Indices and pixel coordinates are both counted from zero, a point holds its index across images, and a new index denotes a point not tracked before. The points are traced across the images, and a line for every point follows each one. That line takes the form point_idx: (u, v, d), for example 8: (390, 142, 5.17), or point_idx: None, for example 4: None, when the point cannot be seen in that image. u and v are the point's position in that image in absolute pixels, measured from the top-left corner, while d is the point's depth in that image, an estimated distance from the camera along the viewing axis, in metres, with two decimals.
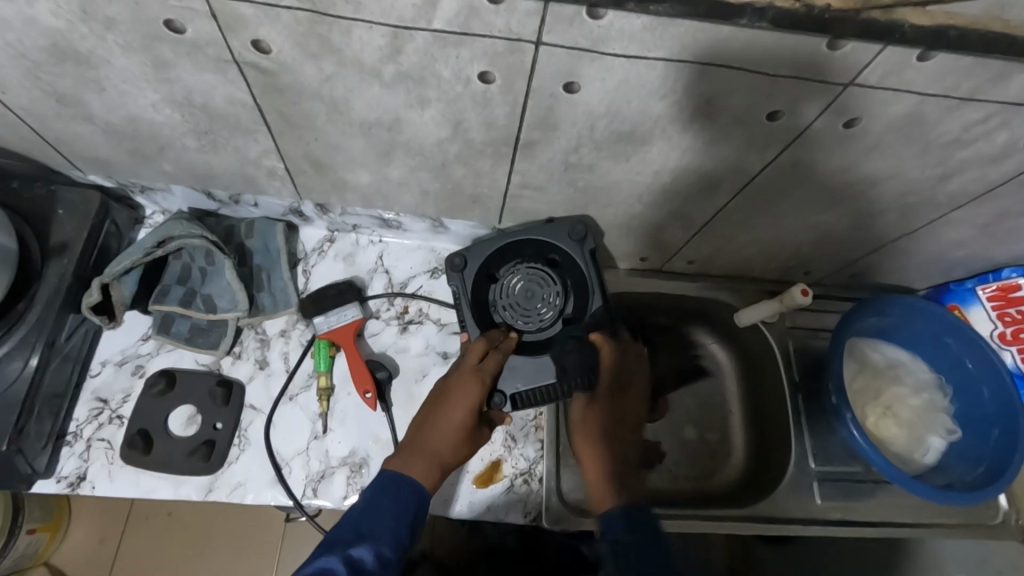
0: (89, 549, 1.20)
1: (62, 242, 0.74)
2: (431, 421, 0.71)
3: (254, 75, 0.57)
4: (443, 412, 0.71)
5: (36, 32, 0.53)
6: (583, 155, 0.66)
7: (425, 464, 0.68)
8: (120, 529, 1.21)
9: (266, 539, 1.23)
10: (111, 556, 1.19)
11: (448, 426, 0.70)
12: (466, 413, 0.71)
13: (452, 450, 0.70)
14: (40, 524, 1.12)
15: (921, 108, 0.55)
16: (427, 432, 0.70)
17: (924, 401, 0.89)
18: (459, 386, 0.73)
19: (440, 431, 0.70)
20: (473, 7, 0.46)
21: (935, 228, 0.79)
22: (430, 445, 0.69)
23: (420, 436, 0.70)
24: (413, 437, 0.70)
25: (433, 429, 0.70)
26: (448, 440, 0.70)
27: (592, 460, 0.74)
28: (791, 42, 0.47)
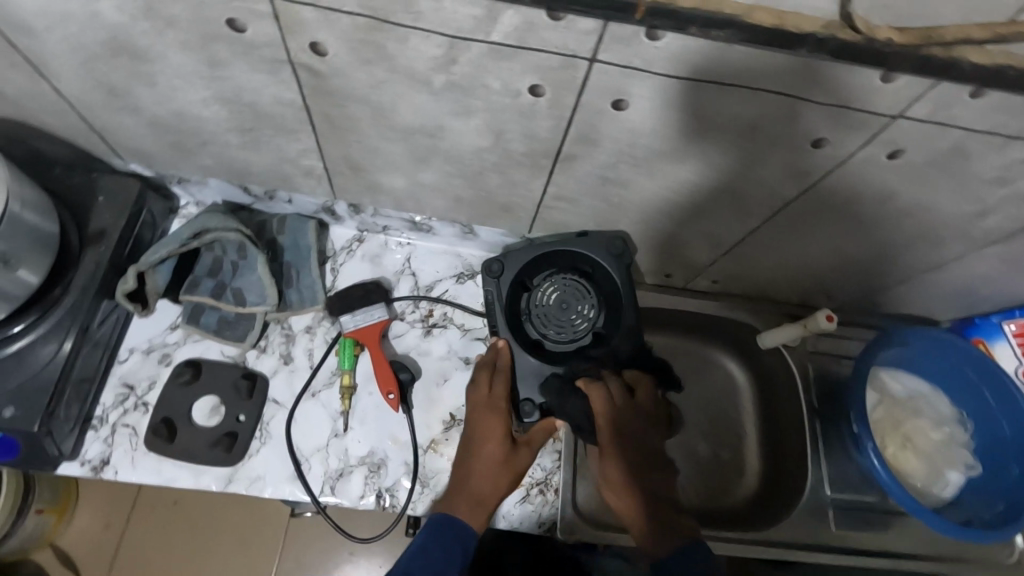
0: (94, 534, 1.20)
1: (101, 228, 0.75)
2: (467, 461, 0.75)
3: (306, 77, 0.58)
4: (475, 449, 0.75)
5: (98, 25, 0.54)
6: (620, 170, 0.66)
7: (468, 504, 0.72)
8: (126, 515, 1.22)
9: (270, 536, 1.23)
10: (115, 542, 1.20)
11: (483, 463, 0.74)
12: (495, 446, 0.74)
13: (492, 484, 0.73)
14: (49, 505, 1.13)
15: (966, 144, 0.55)
16: (466, 472, 0.74)
17: (944, 435, 0.88)
18: (483, 421, 0.76)
19: (476, 470, 0.74)
20: (532, 22, 0.46)
21: (967, 262, 0.79)
22: (470, 484, 0.73)
23: (463, 477, 0.74)
24: (457, 481, 0.74)
25: (472, 468, 0.74)
26: (485, 476, 0.73)
27: (625, 503, 0.73)
28: (847, 74, 0.48)
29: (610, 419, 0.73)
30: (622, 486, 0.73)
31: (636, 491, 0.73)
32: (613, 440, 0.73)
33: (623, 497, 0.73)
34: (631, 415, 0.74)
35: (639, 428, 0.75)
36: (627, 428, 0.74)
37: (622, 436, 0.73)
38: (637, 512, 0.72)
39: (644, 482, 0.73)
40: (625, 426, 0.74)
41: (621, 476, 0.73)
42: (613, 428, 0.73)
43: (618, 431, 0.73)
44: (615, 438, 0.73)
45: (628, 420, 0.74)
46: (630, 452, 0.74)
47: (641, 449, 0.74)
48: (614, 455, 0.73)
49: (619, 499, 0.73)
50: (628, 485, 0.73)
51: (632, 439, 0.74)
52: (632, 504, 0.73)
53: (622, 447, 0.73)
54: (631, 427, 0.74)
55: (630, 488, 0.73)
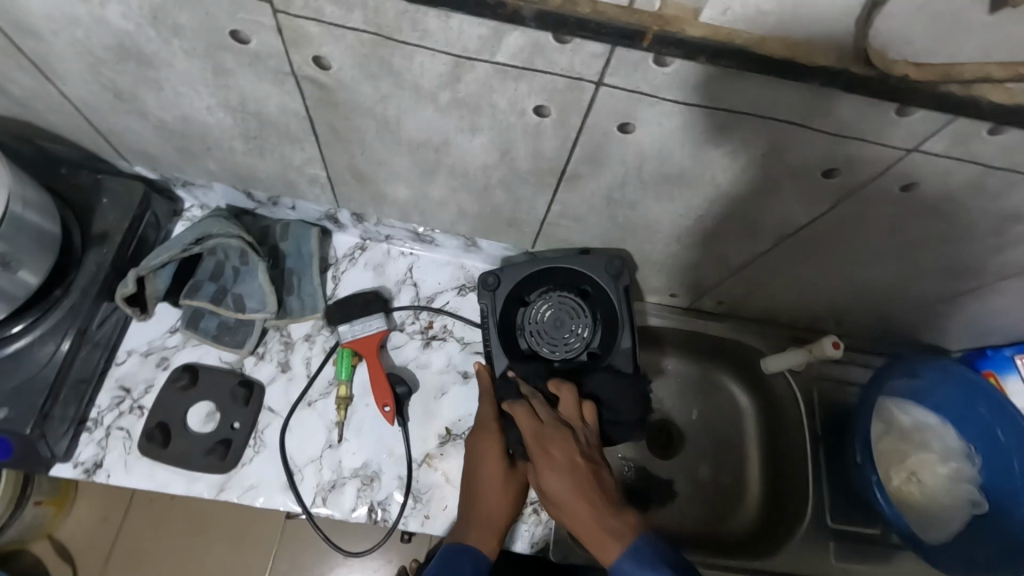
0: (90, 531, 1.15)
1: (104, 230, 0.75)
2: (473, 486, 0.71)
3: (311, 89, 0.57)
4: (478, 471, 0.72)
5: (105, 31, 0.54)
6: (627, 191, 0.65)
7: (477, 527, 0.68)
8: (123, 512, 1.16)
9: (268, 544, 1.16)
10: (111, 541, 1.14)
11: (487, 485, 0.71)
12: (496, 464, 0.72)
13: (499, 504, 0.70)
14: (46, 497, 1.07)
15: (983, 179, 0.54)
16: (470, 500, 0.71)
17: (952, 470, 0.85)
18: (481, 441, 0.74)
19: (482, 493, 0.71)
20: (539, 44, 0.46)
21: (980, 294, 0.77)
22: (478, 509, 0.70)
23: (469, 504, 0.71)
24: (465, 509, 0.71)
25: (477, 493, 0.71)
26: (492, 498, 0.70)
27: (577, 521, 0.62)
28: (861, 106, 0.46)
29: (533, 435, 0.67)
30: (566, 503, 0.62)
31: (586, 505, 0.62)
32: (541, 457, 0.65)
33: (573, 516, 0.62)
34: (556, 427, 0.67)
35: (571, 439, 0.66)
36: (556, 441, 0.66)
37: (551, 449, 0.65)
38: (590, 527, 0.61)
39: (591, 493, 0.63)
40: (552, 440, 0.66)
41: (562, 491, 0.63)
42: (537, 444, 0.66)
43: (547, 446, 0.66)
44: (542, 454, 0.65)
45: (555, 433, 0.67)
46: (566, 463, 0.64)
47: (579, 458, 0.65)
48: (546, 471, 0.64)
49: (571, 520, 0.62)
50: (574, 500, 0.62)
51: (567, 450, 0.65)
52: (585, 521, 0.61)
53: (554, 461, 0.64)
54: (560, 438, 0.66)
55: (575, 503, 0.62)
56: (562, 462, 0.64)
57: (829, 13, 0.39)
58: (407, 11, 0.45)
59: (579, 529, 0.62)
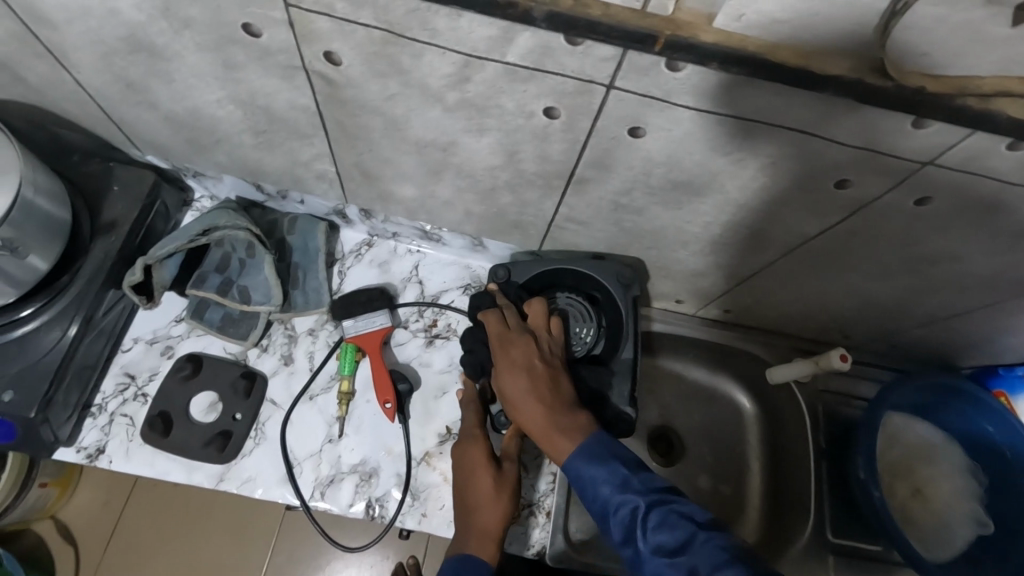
0: (95, 510, 1.16)
1: (113, 219, 0.76)
2: (466, 499, 0.69)
3: (319, 85, 0.57)
4: (469, 484, 0.70)
5: (118, 22, 0.54)
6: (634, 197, 0.65)
7: (474, 539, 0.66)
8: (127, 492, 1.17)
9: (265, 525, 1.17)
10: (114, 520, 1.16)
11: (478, 496, 0.68)
12: (486, 473, 0.70)
13: (495, 514, 0.67)
14: (52, 478, 1.07)
15: (999, 195, 0.53)
16: (465, 512, 0.69)
17: (958, 487, 0.83)
18: (468, 453, 0.72)
19: (476, 503, 0.68)
20: (549, 46, 0.45)
21: (993, 312, 0.75)
22: (473, 521, 0.67)
23: (464, 518, 0.68)
24: (461, 524, 0.68)
25: (471, 504, 0.68)
26: (486, 509, 0.67)
27: (526, 415, 0.63)
28: (875, 116, 0.45)
29: (498, 338, 0.68)
30: (518, 398, 0.64)
31: (537, 402, 0.63)
32: (503, 356, 0.66)
33: (524, 412, 0.63)
34: (523, 332, 0.69)
35: (534, 345, 0.68)
36: (520, 345, 0.67)
37: (512, 352, 0.66)
38: (538, 422, 0.62)
39: (544, 392, 0.64)
40: (516, 342, 0.68)
41: (516, 389, 0.64)
42: (501, 346, 0.68)
43: (510, 348, 0.67)
44: (504, 354, 0.67)
45: (520, 338, 0.68)
46: (525, 364, 0.65)
47: (539, 361, 0.66)
48: (505, 368, 0.65)
49: (520, 415, 0.63)
50: (525, 397, 0.63)
51: (527, 352, 0.67)
52: (534, 417, 0.62)
53: (513, 361, 0.66)
54: (524, 342, 0.68)
55: (527, 399, 0.63)
56: (521, 363, 0.65)
57: (845, 22, 0.39)
58: (417, 9, 0.44)
59: (527, 424, 0.63)
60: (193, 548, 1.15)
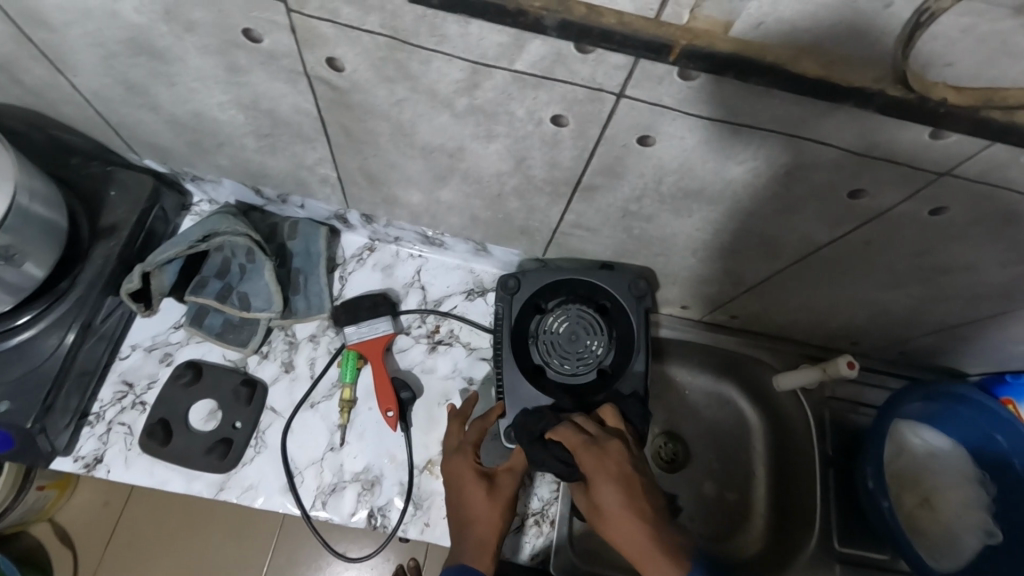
0: (95, 510, 1.14)
1: (112, 224, 0.74)
2: (461, 512, 0.69)
3: (323, 89, 0.56)
4: (461, 495, 0.69)
5: (118, 25, 0.52)
6: (644, 205, 0.64)
7: (471, 550, 0.65)
8: (126, 491, 1.15)
9: (266, 525, 1.15)
10: (114, 519, 1.14)
11: (472, 510, 0.68)
12: (476, 486, 0.69)
13: (490, 525, 0.67)
14: (51, 481, 1.04)
15: (1017, 206, 0.52)
16: (460, 525, 0.68)
17: (964, 497, 0.83)
18: (456, 465, 0.71)
19: (469, 515, 0.68)
20: (561, 53, 0.44)
21: (1004, 321, 0.74)
22: (468, 534, 0.67)
23: (460, 531, 0.68)
24: (456, 536, 0.68)
25: (467, 518, 0.68)
26: (480, 519, 0.67)
27: (631, 539, 0.58)
28: (894, 126, 0.44)
29: (588, 447, 0.64)
30: (621, 518, 0.59)
31: (637, 518, 0.59)
32: (597, 470, 0.62)
33: (628, 535, 0.58)
34: (612, 440, 0.65)
35: (626, 455, 0.64)
36: (613, 454, 0.64)
37: (604, 463, 0.63)
38: (642, 546, 0.57)
39: (645, 509, 0.60)
40: (609, 452, 0.64)
41: (618, 506, 0.60)
42: (593, 458, 0.63)
43: (603, 460, 0.63)
44: (598, 467, 0.62)
45: (610, 448, 0.64)
46: (622, 477, 0.62)
47: (635, 474, 0.62)
48: (602, 483, 0.61)
49: (624, 538, 0.59)
50: (628, 516, 0.59)
51: (621, 463, 0.63)
52: (637, 539, 0.58)
53: (610, 474, 0.62)
54: (617, 452, 0.64)
55: (630, 520, 0.59)
56: (618, 477, 0.62)
57: (868, 31, 0.37)
58: (426, 15, 0.43)
59: (631, 547, 0.58)
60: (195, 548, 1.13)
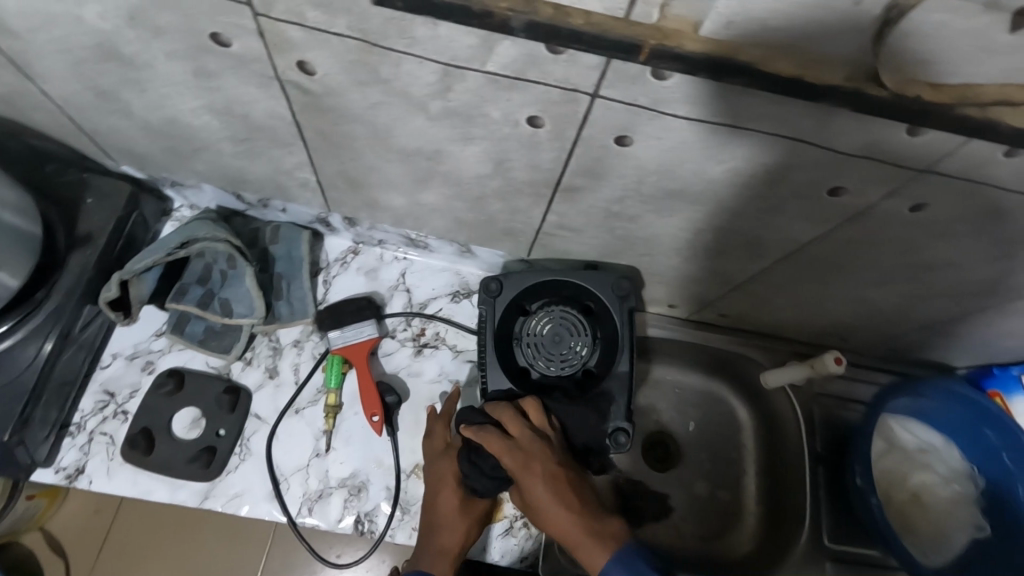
0: (83, 517, 1.06)
1: (89, 231, 0.73)
2: (431, 513, 0.70)
3: (296, 94, 0.55)
4: (434, 497, 0.71)
5: (84, 31, 0.52)
6: (626, 205, 0.63)
7: (432, 553, 0.67)
8: (116, 498, 1.06)
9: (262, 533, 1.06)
10: (105, 526, 1.06)
11: (443, 515, 0.69)
12: (452, 491, 0.70)
13: (456, 533, 0.69)
14: None
15: (999, 203, 0.52)
16: (428, 526, 0.70)
17: (954, 493, 0.83)
18: (437, 468, 0.72)
19: (439, 519, 0.69)
20: (532, 55, 0.43)
21: (989, 315, 0.74)
22: (434, 537, 0.68)
23: (426, 531, 0.69)
24: (422, 536, 0.69)
25: (435, 520, 0.69)
26: (448, 526, 0.69)
27: (566, 531, 0.61)
28: (870, 123, 0.44)
29: (514, 452, 0.64)
30: (552, 514, 0.62)
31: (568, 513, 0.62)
32: (525, 473, 0.64)
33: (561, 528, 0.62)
34: (526, 438, 0.66)
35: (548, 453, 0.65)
36: (537, 456, 0.64)
37: (532, 466, 0.64)
38: (576, 538, 0.61)
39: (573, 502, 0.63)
40: (534, 453, 0.65)
41: (548, 505, 0.62)
42: (520, 464, 0.64)
43: (529, 463, 0.64)
44: (525, 471, 0.64)
45: (535, 450, 0.65)
46: (549, 477, 0.63)
47: (561, 470, 0.64)
48: (531, 487, 0.63)
49: (559, 530, 0.62)
50: (559, 512, 0.62)
51: (547, 464, 0.64)
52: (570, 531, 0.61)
53: (537, 477, 0.63)
54: (542, 452, 0.65)
55: (560, 517, 0.62)
56: (547, 477, 0.63)
57: (839, 29, 0.37)
58: (393, 18, 0.42)
59: (566, 538, 0.62)
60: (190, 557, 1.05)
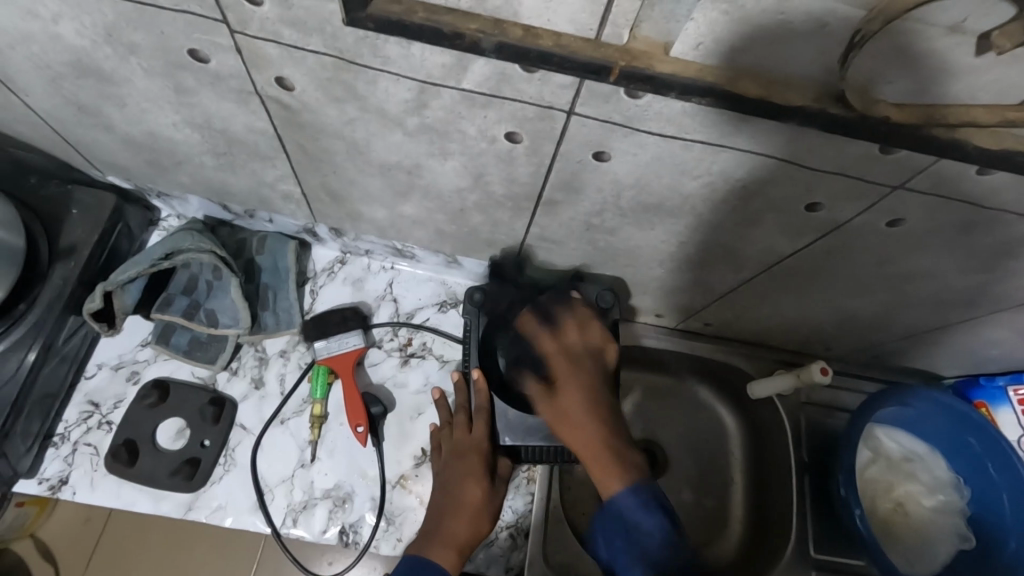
0: (75, 525, 1.05)
1: (73, 243, 0.73)
2: (448, 503, 0.69)
3: (276, 109, 0.55)
4: (456, 488, 0.70)
5: (60, 47, 0.52)
6: (606, 218, 0.63)
7: (438, 542, 0.65)
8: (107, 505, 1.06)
9: (253, 538, 1.05)
10: (96, 535, 1.04)
11: (462, 504, 0.68)
12: (476, 485, 0.70)
13: (468, 525, 0.67)
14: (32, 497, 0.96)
15: (973, 218, 0.52)
16: (441, 516, 0.68)
17: (937, 502, 0.83)
18: (464, 463, 0.71)
19: (456, 511, 0.68)
20: (505, 74, 0.44)
21: (971, 325, 0.75)
22: (444, 526, 0.66)
23: (436, 522, 0.67)
24: (431, 525, 0.67)
25: (450, 508, 0.68)
26: (464, 517, 0.67)
27: (590, 432, 0.60)
28: (841, 143, 0.44)
29: (561, 353, 0.65)
30: (590, 409, 0.61)
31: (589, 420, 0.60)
32: (575, 380, 0.62)
33: (578, 431, 0.60)
34: (570, 358, 0.65)
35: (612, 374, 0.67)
36: (576, 369, 0.63)
37: (569, 377, 0.63)
38: (606, 455, 0.59)
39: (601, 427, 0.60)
40: (572, 369, 0.63)
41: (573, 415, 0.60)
42: (563, 363, 0.64)
43: (587, 368, 0.64)
44: (563, 372, 0.63)
45: (574, 364, 0.64)
46: (585, 383, 0.62)
47: (599, 383, 0.63)
48: (564, 394, 0.62)
49: (581, 428, 0.60)
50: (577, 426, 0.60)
51: (581, 377, 0.63)
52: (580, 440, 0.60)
53: (560, 401, 0.62)
54: (582, 371, 0.63)
55: (585, 420, 0.60)
56: (583, 388, 0.62)
57: (804, 49, 0.37)
58: (366, 37, 0.43)
59: (580, 444, 0.60)
60: (181, 568, 1.03)
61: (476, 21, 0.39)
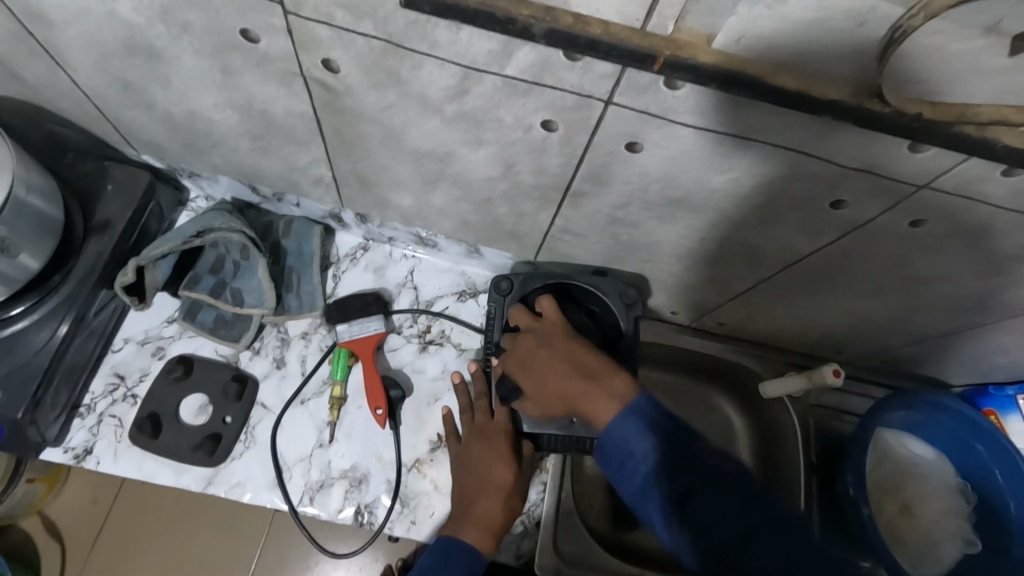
0: (83, 503, 1.06)
1: (107, 218, 0.75)
2: (477, 485, 0.71)
3: (317, 92, 0.57)
4: (484, 471, 0.72)
5: (115, 24, 0.53)
6: (630, 212, 0.65)
7: (471, 525, 0.68)
8: (116, 484, 1.07)
9: (260, 518, 1.07)
10: (104, 513, 1.06)
11: (493, 485, 0.71)
12: (504, 467, 0.72)
13: (497, 506, 0.70)
14: (41, 474, 0.97)
15: (993, 221, 0.53)
16: (470, 498, 0.71)
17: (945, 506, 0.84)
18: (489, 448, 0.73)
19: (486, 493, 0.71)
20: (548, 61, 0.45)
21: (984, 332, 0.76)
22: (476, 509, 0.69)
23: (467, 504, 0.70)
24: (461, 508, 0.70)
25: (481, 492, 0.71)
26: (493, 498, 0.70)
27: (568, 386, 0.65)
28: (875, 141, 0.46)
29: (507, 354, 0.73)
30: (557, 369, 0.67)
31: (555, 379, 0.67)
32: (532, 361, 0.69)
33: (562, 389, 0.66)
34: (515, 347, 0.72)
35: (560, 327, 0.72)
36: (524, 351, 0.71)
37: (521, 366, 0.70)
38: (587, 391, 0.64)
39: (568, 373, 0.66)
40: (522, 353, 0.71)
41: (546, 388, 0.68)
42: (512, 359, 0.72)
43: (534, 343, 0.71)
44: (517, 365, 0.71)
45: (521, 348, 0.71)
46: (536, 357, 0.69)
47: (549, 346, 0.70)
48: (529, 379, 0.69)
49: (561, 388, 0.66)
50: (554, 388, 0.67)
51: (533, 352, 0.70)
52: (565, 397, 0.66)
53: (531, 385, 0.69)
54: (528, 347, 0.71)
55: (558, 381, 0.66)
56: (537, 362, 0.69)
57: (842, 46, 0.39)
58: (416, 22, 0.44)
59: (570, 396, 0.66)
60: (188, 548, 1.04)
61: (528, 7, 0.40)
